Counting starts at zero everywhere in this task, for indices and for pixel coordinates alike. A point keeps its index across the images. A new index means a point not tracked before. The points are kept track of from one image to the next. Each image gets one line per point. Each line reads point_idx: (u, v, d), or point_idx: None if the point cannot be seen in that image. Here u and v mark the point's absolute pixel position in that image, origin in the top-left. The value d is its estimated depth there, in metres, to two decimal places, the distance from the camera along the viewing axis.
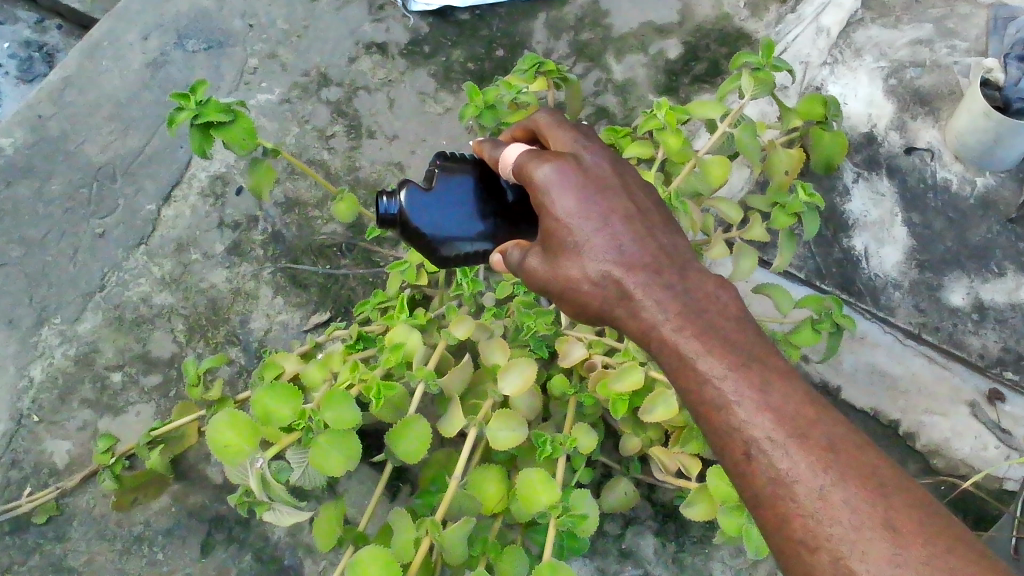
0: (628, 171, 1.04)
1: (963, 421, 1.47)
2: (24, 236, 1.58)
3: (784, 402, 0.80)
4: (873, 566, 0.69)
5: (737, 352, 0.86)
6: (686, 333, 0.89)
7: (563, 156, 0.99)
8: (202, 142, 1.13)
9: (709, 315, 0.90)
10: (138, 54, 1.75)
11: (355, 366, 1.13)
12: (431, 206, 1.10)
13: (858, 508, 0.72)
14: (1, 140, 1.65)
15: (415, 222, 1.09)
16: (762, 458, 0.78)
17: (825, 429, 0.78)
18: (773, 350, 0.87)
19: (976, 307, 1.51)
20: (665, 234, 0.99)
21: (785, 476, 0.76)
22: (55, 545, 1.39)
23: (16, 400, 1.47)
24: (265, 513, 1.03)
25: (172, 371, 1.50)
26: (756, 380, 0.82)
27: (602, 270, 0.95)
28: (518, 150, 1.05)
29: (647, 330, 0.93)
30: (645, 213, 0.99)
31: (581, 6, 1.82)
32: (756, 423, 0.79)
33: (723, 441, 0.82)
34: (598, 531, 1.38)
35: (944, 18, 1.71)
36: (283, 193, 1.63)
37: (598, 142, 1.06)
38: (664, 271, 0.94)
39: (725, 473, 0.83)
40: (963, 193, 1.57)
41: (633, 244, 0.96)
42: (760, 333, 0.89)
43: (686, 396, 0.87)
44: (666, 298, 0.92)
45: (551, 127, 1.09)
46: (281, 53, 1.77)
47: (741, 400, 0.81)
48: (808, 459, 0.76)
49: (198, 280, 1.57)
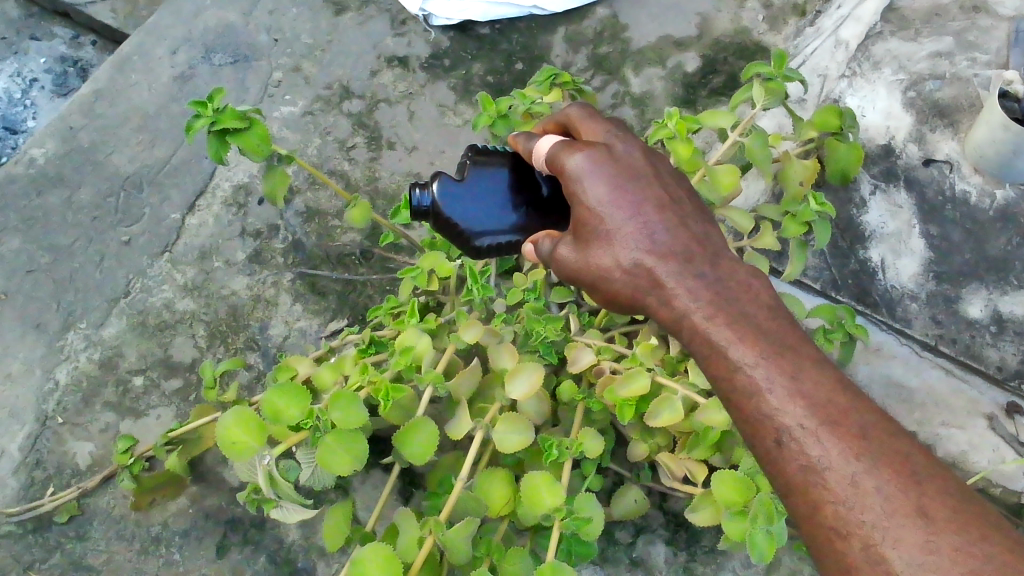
0: (660, 162, 1.08)
1: (981, 434, 1.44)
2: (53, 242, 1.62)
3: (816, 390, 0.85)
4: (905, 552, 0.74)
5: (771, 343, 0.91)
6: (719, 324, 0.94)
7: (595, 147, 1.03)
8: (219, 148, 1.17)
9: (743, 308, 0.95)
10: (167, 68, 1.80)
11: (364, 368, 1.15)
12: (464, 197, 1.12)
13: (889, 494, 0.77)
14: (34, 150, 1.70)
15: (449, 214, 1.11)
16: (794, 445, 0.83)
17: (857, 418, 0.83)
18: (804, 339, 0.93)
19: (995, 319, 1.50)
20: (697, 226, 1.03)
21: (817, 464, 0.81)
22: (76, 544, 1.41)
23: (42, 402, 1.51)
24: (272, 510, 1.06)
25: (193, 375, 1.53)
26: (788, 370, 0.88)
27: (635, 260, 1.00)
28: (552, 140, 1.07)
29: (679, 319, 0.99)
30: (677, 204, 1.04)
31: (601, 21, 1.85)
32: (789, 411, 0.85)
33: (757, 428, 0.87)
34: (607, 537, 1.37)
35: (964, 30, 1.69)
36: (304, 204, 1.67)
37: (630, 132, 1.09)
38: (695, 261, 1.00)
39: (758, 459, 0.89)
40: (982, 206, 1.54)
41: (665, 233, 1.01)
42: (792, 321, 0.95)
43: (720, 384, 0.93)
44: (698, 286, 0.98)
45: (582, 121, 1.12)
46: (305, 66, 1.81)
47: (774, 389, 0.87)
48: (840, 447, 0.81)
49: (220, 287, 1.60)
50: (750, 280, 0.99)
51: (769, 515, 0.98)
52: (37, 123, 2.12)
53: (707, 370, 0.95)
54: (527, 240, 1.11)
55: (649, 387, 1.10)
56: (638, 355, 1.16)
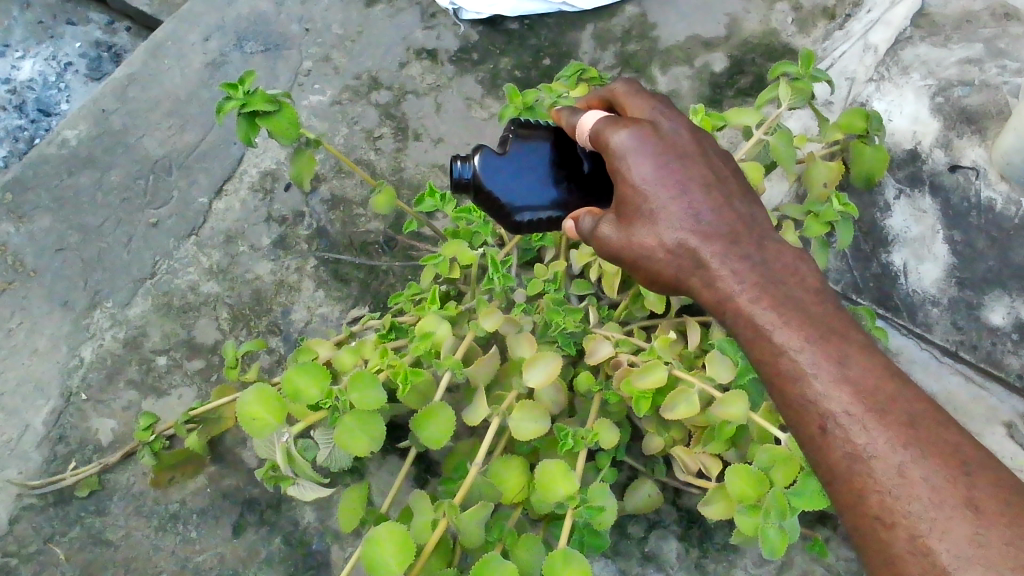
0: (706, 141, 1.07)
1: (999, 442, 1.44)
2: (82, 222, 1.65)
3: (863, 376, 0.86)
4: (953, 544, 0.75)
5: (817, 327, 0.91)
6: (764, 307, 0.95)
7: (640, 125, 1.03)
8: (249, 131, 1.19)
9: (788, 291, 0.95)
10: (199, 54, 1.82)
11: (384, 352, 1.16)
12: (506, 171, 1.13)
13: (938, 485, 0.78)
14: (67, 131, 1.73)
15: (490, 187, 1.12)
16: (839, 432, 0.84)
17: (905, 406, 0.84)
18: (850, 322, 0.93)
19: (1017, 326, 1.48)
20: (743, 206, 1.03)
21: (863, 452, 0.82)
22: (96, 518, 1.43)
23: (67, 378, 1.53)
24: (288, 488, 1.09)
25: (215, 357, 1.55)
26: (834, 355, 0.88)
27: (679, 240, 1.00)
28: (596, 116, 1.08)
29: (722, 301, 0.99)
30: (722, 183, 1.03)
31: (629, 18, 1.86)
32: (834, 397, 0.85)
33: (801, 413, 0.88)
34: (620, 531, 1.38)
35: (995, 38, 1.69)
36: (330, 191, 1.69)
37: (676, 110, 1.09)
38: (740, 242, 1.00)
39: (800, 443, 0.90)
40: (1008, 213, 1.53)
41: (710, 213, 1.01)
42: (839, 305, 0.95)
43: (763, 367, 0.93)
44: (743, 268, 0.98)
45: (628, 96, 1.12)
46: (335, 56, 1.83)
47: (819, 374, 0.87)
48: (887, 436, 0.82)
49: (244, 271, 1.62)
50: (796, 264, 0.99)
51: (781, 511, 0.99)
52: (70, 106, 2.15)
53: (750, 352, 0.95)
54: (568, 216, 1.11)
55: (665, 380, 1.11)
56: (656, 348, 1.16)
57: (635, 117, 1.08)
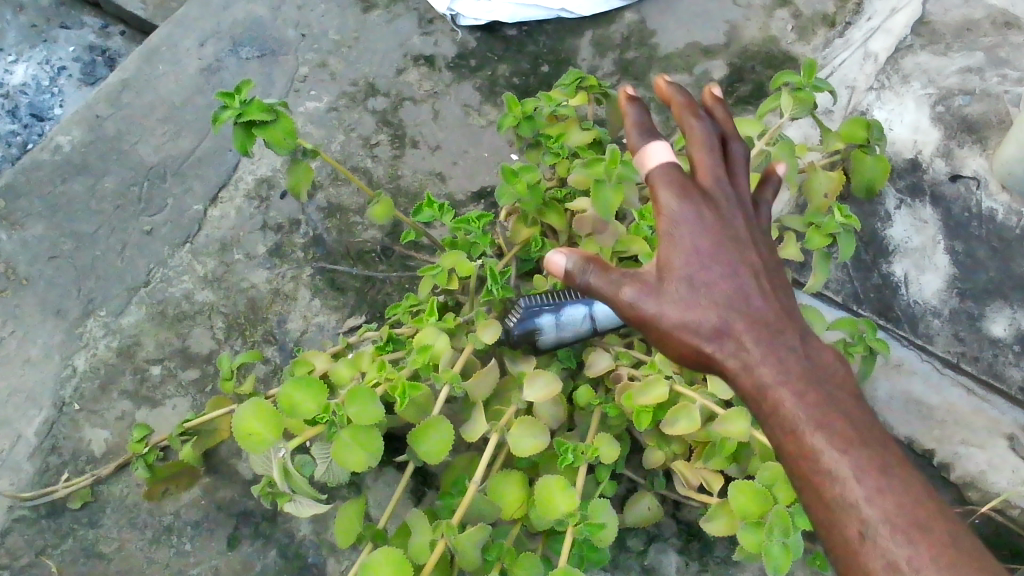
0: (763, 236, 1.03)
1: (1002, 454, 1.42)
2: (76, 229, 1.63)
3: (903, 491, 0.80)
4: None
5: (857, 429, 0.85)
6: (806, 402, 0.88)
7: (699, 193, 0.99)
8: (246, 141, 1.17)
9: (830, 389, 0.90)
10: (195, 59, 1.81)
11: (382, 365, 1.15)
12: (537, 318, 1.25)
13: None
14: (61, 138, 1.72)
15: (524, 329, 1.25)
16: (879, 542, 0.78)
17: (943, 523, 0.79)
18: (898, 447, 0.86)
19: (1019, 338, 1.47)
20: (786, 299, 0.99)
21: (904, 564, 0.76)
22: (88, 531, 1.42)
23: (61, 388, 1.51)
24: (285, 505, 1.07)
25: (210, 367, 1.53)
26: (877, 465, 0.82)
27: (722, 322, 0.94)
28: (662, 154, 1.01)
29: (763, 388, 0.91)
30: (771, 274, 1.00)
31: (628, 25, 1.85)
32: (873, 504, 0.80)
33: (835, 519, 0.81)
34: (619, 544, 1.37)
35: (995, 46, 1.68)
36: (326, 199, 1.67)
37: (739, 185, 1.03)
38: (785, 334, 0.94)
39: (832, 565, 0.82)
40: (1009, 223, 1.53)
41: (759, 300, 0.96)
42: (887, 429, 0.88)
43: (801, 478, 0.85)
44: (789, 363, 0.92)
45: (695, 148, 1.03)
46: (332, 62, 1.81)
47: (862, 477, 0.81)
48: (928, 550, 0.76)
49: (240, 280, 1.61)
50: (840, 366, 0.94)
51: (785, 527, 0.97)
52: (64, 111, 2.13)
53: (790, 463, 0.87)
54: (558, 251, 1.00)
55: (664, 397, 1.10)
56: (657, 360, 1.14)
57: (700, 177, 1.01)
